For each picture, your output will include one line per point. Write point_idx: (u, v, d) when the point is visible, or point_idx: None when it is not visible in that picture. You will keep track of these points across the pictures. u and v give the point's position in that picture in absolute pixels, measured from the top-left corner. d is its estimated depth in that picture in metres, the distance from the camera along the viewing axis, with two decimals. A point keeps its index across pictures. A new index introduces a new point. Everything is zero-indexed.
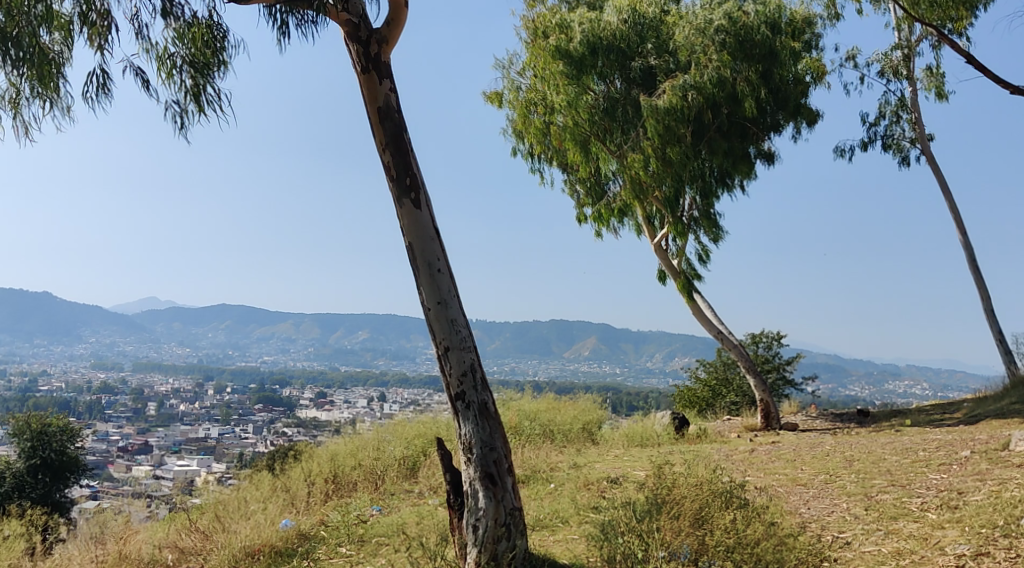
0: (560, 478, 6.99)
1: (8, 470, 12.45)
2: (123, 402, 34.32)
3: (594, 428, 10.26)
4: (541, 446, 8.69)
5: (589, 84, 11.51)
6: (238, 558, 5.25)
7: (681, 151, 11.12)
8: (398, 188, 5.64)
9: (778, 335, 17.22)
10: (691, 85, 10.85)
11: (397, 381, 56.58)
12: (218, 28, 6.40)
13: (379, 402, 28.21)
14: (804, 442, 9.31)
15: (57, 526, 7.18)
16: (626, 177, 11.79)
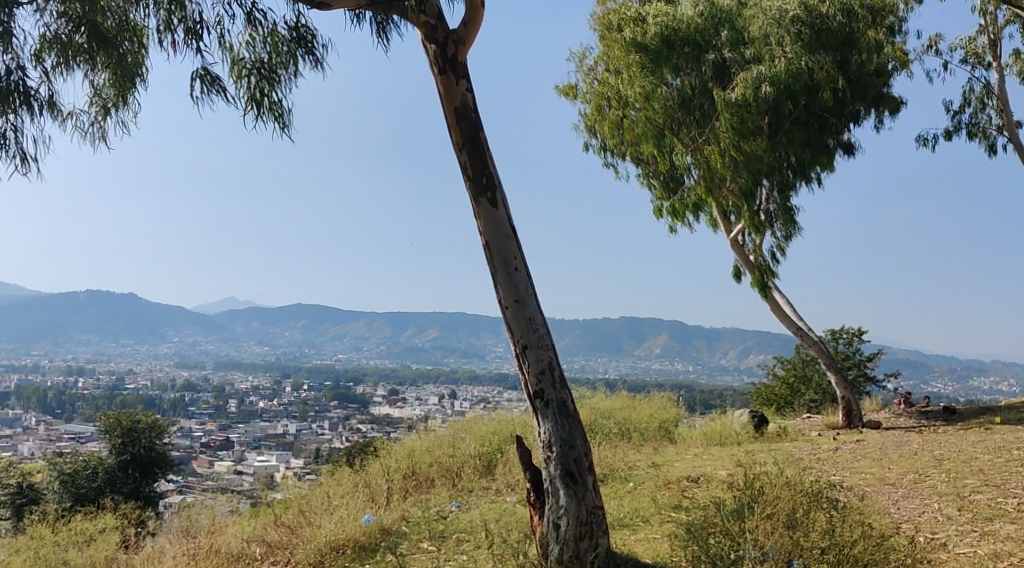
0: (640, 477, 6.95)
1: (101, 465, 13.15)
2: (207, 397, 36.16)
3: (671, 426, 10.17)
4: (618, 444, 8.66)
5: (664, 77, 11.31)
6: (324, 553, 5.37)
7: (758, 144, 10.92)
8: (475, 187, 5.61)
9: (859, 331, 16.90)
10: (766, 77, 10.55)
11: (468, 377, 58.19)
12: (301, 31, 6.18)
13: (452, 398, 28.97)
14: (891, 441, 9.08)
15: (145, 520, 7.44)
16: (702, 170, 11.61)
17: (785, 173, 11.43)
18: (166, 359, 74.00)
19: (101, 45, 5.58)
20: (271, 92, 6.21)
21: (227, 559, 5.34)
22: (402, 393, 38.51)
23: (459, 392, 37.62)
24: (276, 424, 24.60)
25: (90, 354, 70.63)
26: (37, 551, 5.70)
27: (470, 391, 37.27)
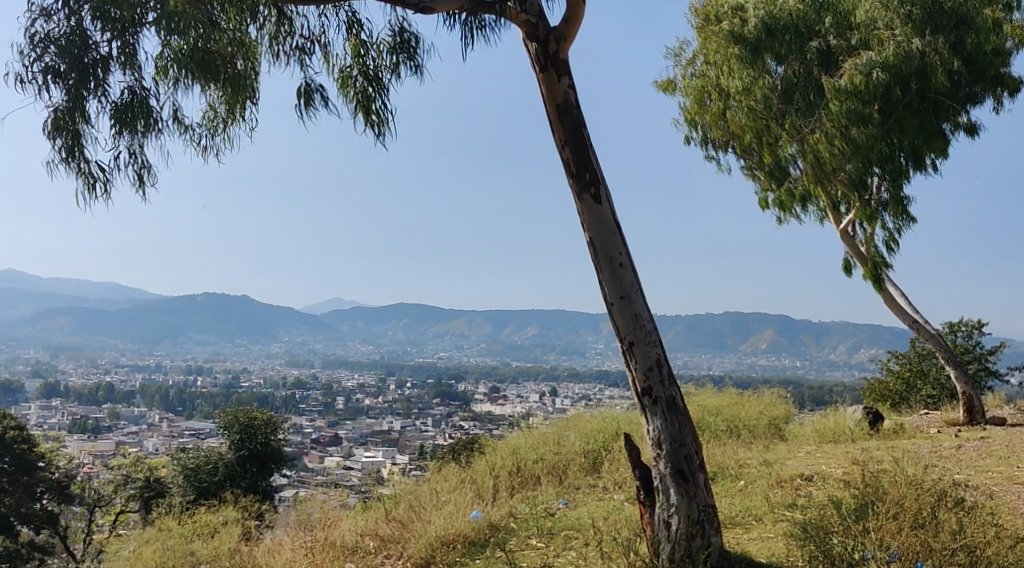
0: (751, 475, 6.85)
1: (222, 460, 14.52)
2: (317, 396, 46.86)
3: (781, 424, 10.00)
4: (726, 441, 8.72)
5: (765, 68, 10.57)
6: (436, 546, 5.47)
7: (869, 133, 9.95)
8: (578, 183, 5.61)
9: (980, 323, 16.16)
10: (877, 62, 9.71)
11: (568, 375, 65.02)
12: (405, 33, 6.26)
13: (548, 396, 34.64)
14: (1017, 438, 8.66)
15: (266, 511, 7.78)
16: (808, 160, 10.72)
17: (898, 160, 10.46)
18: (283, 372, 80.81)
19: (214, 70, 5.69)
20: (376, 100, 6.17)
21: (342, 552, 5.54)
22: (505, 393, 44.49)
23: (558, 389, 44.36)
24: (387, 423, 29.91)
25: (219, 370, 78.15)
26: (165, 542, 6.02)
27: (568, 389, 42.77)
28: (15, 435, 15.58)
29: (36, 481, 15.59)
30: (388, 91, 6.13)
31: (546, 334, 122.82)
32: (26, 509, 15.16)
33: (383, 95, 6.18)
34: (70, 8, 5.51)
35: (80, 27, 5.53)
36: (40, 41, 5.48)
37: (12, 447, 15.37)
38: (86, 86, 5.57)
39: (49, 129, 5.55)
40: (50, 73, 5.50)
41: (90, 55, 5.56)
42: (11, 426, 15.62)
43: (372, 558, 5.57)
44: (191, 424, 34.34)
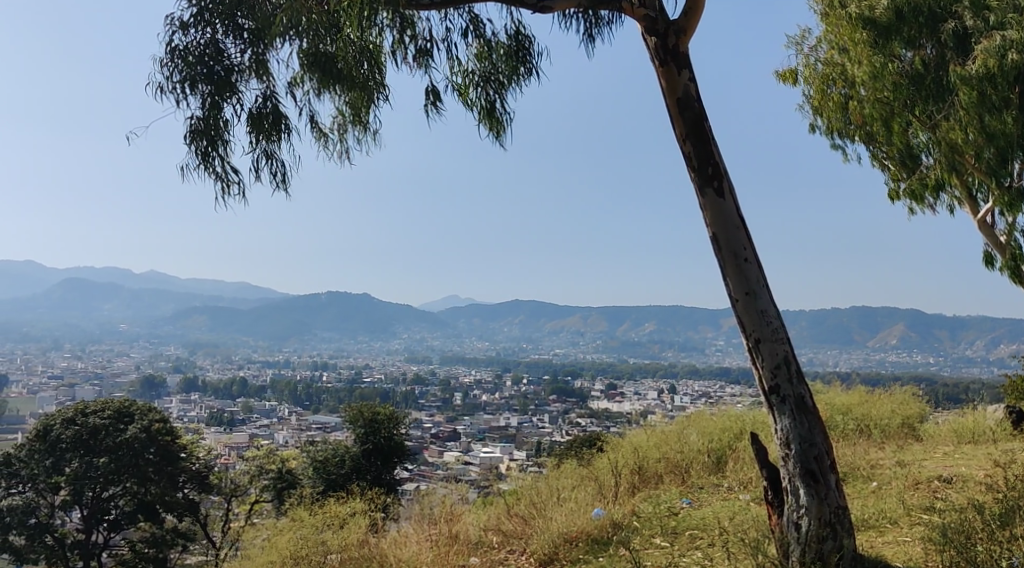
0: (885, 477, 6.63)
1: (348, 454, 15.11)
2: (438, 392, 62.64)
3: (915, 422, 9.59)
4: (858, 442, 8.50)
5: (896, 52, 7.88)
6: (557, 543, 5.52)
7: (1012, 125, 7.21)
8: (701, 178, 5.54)
9: None
10: (1018, 45, 7.05)
11: (683, 371, 78.16)
12: (526, 38, 6.04)
13: (661, 394, 44.95)
14: None
15: (390, 505, 7.98)
16: (942, 150, 8.01)
17: None
18: (403, 371, 90.89)
19: (337, 76, 5.94)
20: (495, 107, 6.13)
21: (467, 547, 5.67)
22: (616, 390, 55.91)
23: (668, 387, 53.61)
24: (504, 418, 42.77)
25: (353, 369, 87.60)
26: (298, 532, 6.23)
27: (682, 387, 53.29)
28: (160, 427, 16.24)
29: (180, 471, 16.34)
30: (509, 98, 6.07)
31: (664, 327, 136.45)
32: (170, 497, 15.97)
33: (503, 101, 6.16)
34: (205, 21, 5.78)
35: (215, 41, 5.82)
36: (178, 53, 5.78)
37: (157, 439, 16.07)
38: (223, 96, 5.86)
39: (188, 135, 5.83)
40: (187, 83, 5.78)
41: (223, 64, 5.84)
42: (157, 418, 16.31)
43: (495, 553, 5.66)
44: (324, 418, 39.50)
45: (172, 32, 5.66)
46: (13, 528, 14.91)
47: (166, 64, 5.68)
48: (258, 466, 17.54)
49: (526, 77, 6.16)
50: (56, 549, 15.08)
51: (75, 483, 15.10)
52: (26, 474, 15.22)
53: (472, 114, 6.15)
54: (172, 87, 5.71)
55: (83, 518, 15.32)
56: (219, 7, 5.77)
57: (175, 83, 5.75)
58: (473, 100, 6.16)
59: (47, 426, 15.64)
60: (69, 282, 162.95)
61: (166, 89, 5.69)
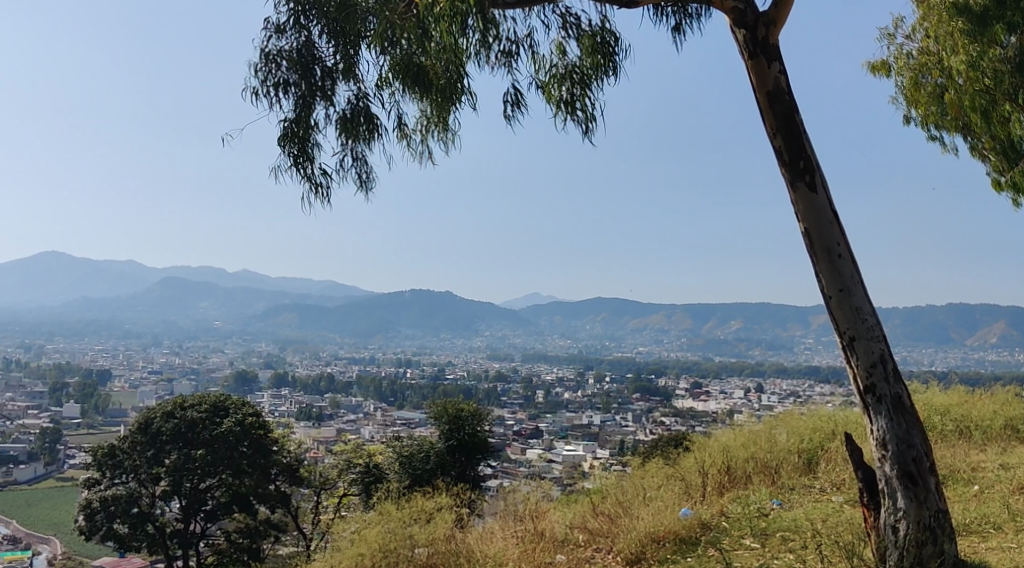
0: (988, 480, 6.42)
1: (433, 449, 15.31)
2: (518, 389, 77.31)
3: (1020, 423, 9.18)
4: (958, 444, 8.23)
5: (998, 38, 7.22)
6: (645, 542, 5.49)
7: None
8: (792, 172, 5.45)
9: None
10: None
11: (765, 374, 91.48)
12: (612, 31, 5.99)
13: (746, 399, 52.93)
14: None
15: (477, 499, 8.01)
16: None
17: None
18: (485, 370, 105.35)
19: (423, 81, 6.04)
20: (578, 104, 6.07)
21: (552, 543, 5.68)
22: (698, 393, 67.56)
23: (740, 393, 64.75)
24: (584, 417, 54.52)
25: (437, 369, 100.59)
26: (387, 524, 6.21)
27: (760, 393, 62.05)
28: (253, 421, 16.22)
29: (272, 464, 16.25)
30: (592, 94, 6.02)
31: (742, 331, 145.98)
32: (263, 490, 15.89)
33: (586, 97, 6.10)
34: (299, 24, 6.00)
35: (309, 43, 6.01)
36: (273, 57, 5.97)
37: (250, 432, 15.99)
38: (314, 96, 6.03)
39: (281, 138, 6.01)
40: (280, 85, 5.98)
41: (316, 68, 6.01)
42: (250, 413, 16.31)
43: (582, 551, 5.68)
44: (405, 415, 49.36)
45: (268, 37, 5.87)
46: (117, 516, 15.58)
47: (260, 69, 5.89)
48: (345, 460, 16.72)
49: (613, 69, 6.09)
50: (157, 537, 15.76)
51: (174, 475, 15.50)
52: (127, 465, 15.77)
53: (556, 109, 6.12)
54: (267, 90, 5.92)
55: (183, 507, 15.73)
56: (313, 12, 5.94)
57: (269, 87, 5.95)
58: (558, 96, 6.13)
59: (148, 419, 16.08)
60: (163, 293, 234.03)
61: (262, 93, 5.90)
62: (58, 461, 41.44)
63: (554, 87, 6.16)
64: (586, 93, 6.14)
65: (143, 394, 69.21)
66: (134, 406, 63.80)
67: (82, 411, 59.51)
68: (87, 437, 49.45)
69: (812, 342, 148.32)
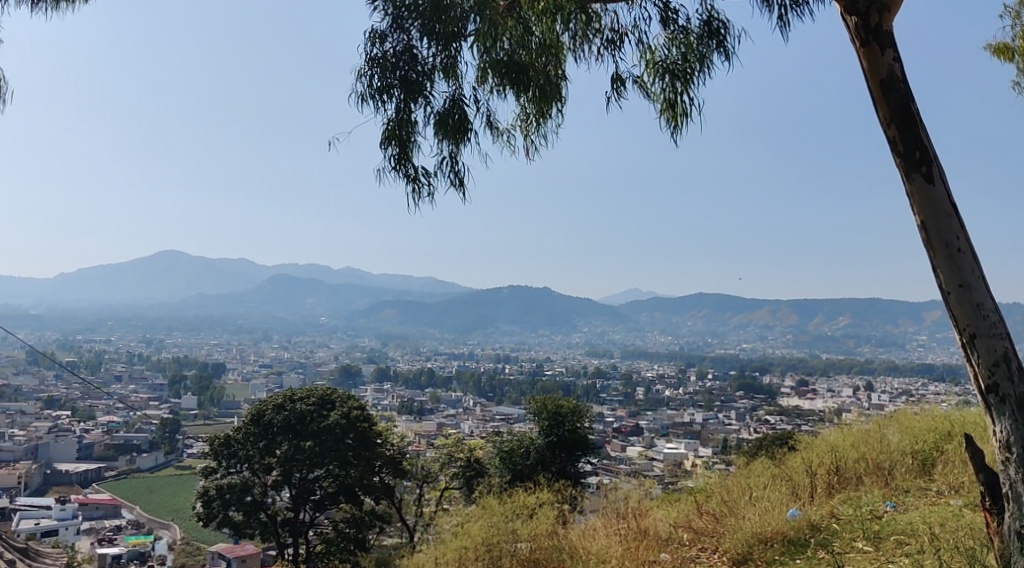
0: None
1: (532, 445, 15.29)
2: (619, 387, 78.76)
3: None
4: None
5: None
6: (752, 543, 5.41)
7: None
8: (907, 163, 5.24)
9: None
10: None
11: (869, 374, 90.99)
12: (715, 23, 5.86)
13: (860, 399, 52.83)
14: None
15: (577, 496, 8.04)
16: None
17: None
18: (581, 366, 107.34)
19: (523, 76, 5.99)
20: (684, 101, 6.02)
21: (655, 542, 5.66)
22: (802, 393, 68.08)
23: (845, 393, 64.99)
24: (687, 415, 56.06)
25: (534, 366, 103.63)
26: (489, 519, 6.27)
27: (873, 393, 61.55)
28: (359, 414, 15.87)
29: (376, 456, 15.81)
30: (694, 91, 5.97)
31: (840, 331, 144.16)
32: (367, 481, 15.43)
33: (690, 90, 6.02)
34: (400, 27, 5.95)
35: (409, 45, 5.98)
36: (375, 61, 5.99)
37: (357, 425, 15.60)
38: (412, 98, 6.02)
39: (383, 139, 6.03)
40: (383, 88, 5.99)
41: (416, 70, 5.99)
42: (355, 406, 15.99)
43: (686, 550, 5.62)
44: (501, 410, 55.27)
45: (371, 41, 5.89)
46: (232, 505, 15.20)
47: (364, 73, 5.92)
48: (446, 453, 16.80)
49: (715, 60, 5.95)
50: (270, 525, 15.33)
51: (284, 465, 15.16)
52: (241, 455, 15.54)
53: (656, 108, 6.06)
54: (371, 96, 5.96)
55: (292, 497, 15.36)
56: (412, 14, 5.92)
57: (374, 92, 5.99)
58: (659, 93, 6.07)
59: (260, 412, 15.85)
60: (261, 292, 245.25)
61: (366, 98, 5.93)
62: (178, 449, 43.89)
63: (653, 85, 6.10)
64: (686, 89, 6.02)
65: (253, 386, 73.50)
66: (245, 399, 67.68)
67: (201, 403, 63.35)
68: (204, 427, 52.65)
69: (921, 339, 145.32)
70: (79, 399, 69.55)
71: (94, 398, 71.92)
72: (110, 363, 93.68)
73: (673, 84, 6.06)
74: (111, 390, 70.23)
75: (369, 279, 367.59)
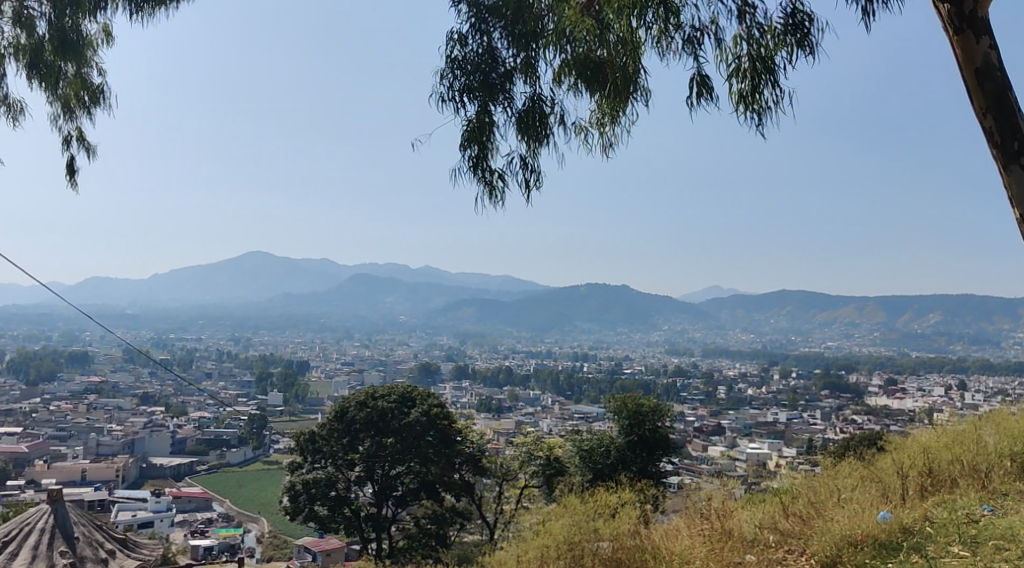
0: None
1: (613, 444, 15.21)
2: (700, 386, 77.85)
3: None
4: None
5: None
6: (842, 545, 5.27)
7: None
8: (1006, 154, 4.88)
9: None
10: None
11: (963, 373, 87.85)
12: (800, 14, 5.71)
13: (960, 399, 50.90)
14: None
15: (660, 496, 8.05)
16: None
17: None
18: (661, 365, 106.87)
19: (601, 75, 5.87)
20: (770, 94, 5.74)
21: (741, 542, 5.58)
22: (895, 393, 66.00)
23: (942, 392, 62.81)
24: (769, 415, 55.23)
25: (614, 364, 103.45)
26: (569, 519, 6.31)
27: (973, 393, 59.29)
28: (438, 412, 16.00)
29: (456, 453, 15.89)
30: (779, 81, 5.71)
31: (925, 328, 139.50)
32: (448, 477, 15.50)
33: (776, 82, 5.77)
34: (480, 31, 5.99)
35: (490, 48, 6.00)
36: (456, 64, 6.01)
37: (436, 422, 15.76)
38: (491, 98, 5.97)
39: (462, 141, 5.96)
40: (464, 90, 5.98)
41: (496, 71, 5.97)
42: (435, 403, 16.16)
43: (772, 552, 5.49)
44: (581, 409, 55.10)
45: (452, 44, 5.95)
46: (318, 499, 15.21)
47: (445, 76, 5.95)
48: (526, 451, 16.40)
49: (800, 52, 5.75)
50: (353, 520, 15.39)
51: (367, 461, 15.36)
52: (326, 450, 15.58)
53: (738, 103, 5.83)
54: (452, 97, 5.97)
55: (374, 493, 15.61)
56: (493, 19, 5.97)
57: (455, 93, 6.00)
58: (742, 89, 5.86)
59: (343, 408, 16.09)
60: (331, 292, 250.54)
61: (446, 99, 5.94)
62: (265, 445, 45.08)
63: (738, 80, 5.89)
64: (770, 82, 5.78)
65: (335, 384, 75.25)
66: (328, 396, 69.33)
67: (286, 399, 65.18)
68: (289, 423, 54.07)
69: (1016, 336, 139.48)
70: (172, 395, 72.38)
71: (185, 394, 74.77)
72: (201, 360, 97.18)
73: (755, 78, 5.85)
74: (201, 387, 72.87)
75: (436, 279, 371.73)
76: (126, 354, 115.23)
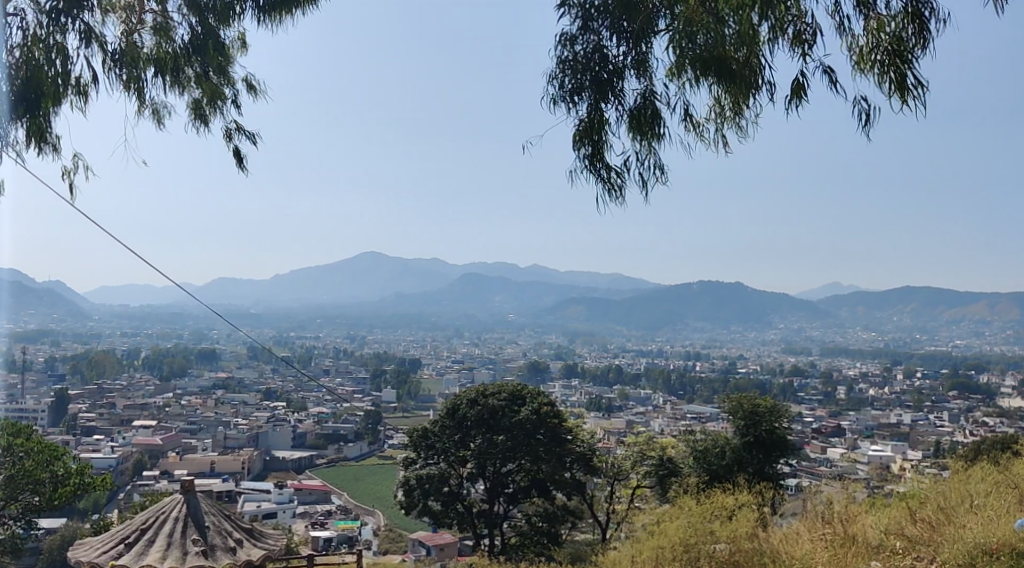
0: None
1: (729, 445, 14.96)
2: (819, 386, 75.58)
3: None
4: None
5: None
6: (976, 555, 4.92)
7: None
8: None
9: None
10: None
11: None
12: None
13: None
14: None
15: (775, 503, 8.02)
16: None
17: None
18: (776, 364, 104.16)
19: (721, 71, 5.64)
20: (908, 78, 4.71)
21: (864, 546, 5.37)
22: None
23: None
24: (895, 415, 53.55)
25: (728, 364, 101.31)
26: (684, 521, 6.35)
27: None
28: (547, 410, 15.98)
29: (566, 452, 15.64)
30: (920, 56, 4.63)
31: None
32: (559, 476, 15.34)
33: (912, 65, 4.75)
34: (592, 30, 6.02)
35: (601, 45, 5.99)
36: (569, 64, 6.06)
37: (545, 421, 15.71)
38: (604, 93, 5.99)
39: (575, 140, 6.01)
40: (576, 89, 6.04)
41: (607, 68, 5.98)
42: (545, 402, 16.18)
43: (900, 558, 5.18)
44: (695, 409, 54.29)
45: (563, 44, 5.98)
46: (431, 494, 15.44)
47: (557, 76, 6.02)
48: (639, 450, 16.02)
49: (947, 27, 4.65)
50: (466, 516, 15.64)
51: (479, 458, 15.54)
52: (438, 447, 15.83)
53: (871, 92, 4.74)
54: (564, 97, 6.04)
55: (486, 489, 15.77)
56: (600, 17, 5.96)
57: (567, 93, 6.06)
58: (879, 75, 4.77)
59: (455, 405, 16.33)
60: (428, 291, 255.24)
61: (558, 99, 6.01)
62: (379, 440, 46.33)
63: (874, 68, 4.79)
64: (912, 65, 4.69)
65: (447, 381, 76.69)
66: (441, 393, 70.70)
67: (399, 396, 66.92)
68: (402, 419, 55.40)
69: None
70: (293, 391, 75.40)
71: (306, 389, 77.72)
72: (321, 357, 100.83)
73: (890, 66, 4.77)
74: (320, 383, 75.62)
75: (531, 277, 372.97)
76: (251, 351, 120.86)
